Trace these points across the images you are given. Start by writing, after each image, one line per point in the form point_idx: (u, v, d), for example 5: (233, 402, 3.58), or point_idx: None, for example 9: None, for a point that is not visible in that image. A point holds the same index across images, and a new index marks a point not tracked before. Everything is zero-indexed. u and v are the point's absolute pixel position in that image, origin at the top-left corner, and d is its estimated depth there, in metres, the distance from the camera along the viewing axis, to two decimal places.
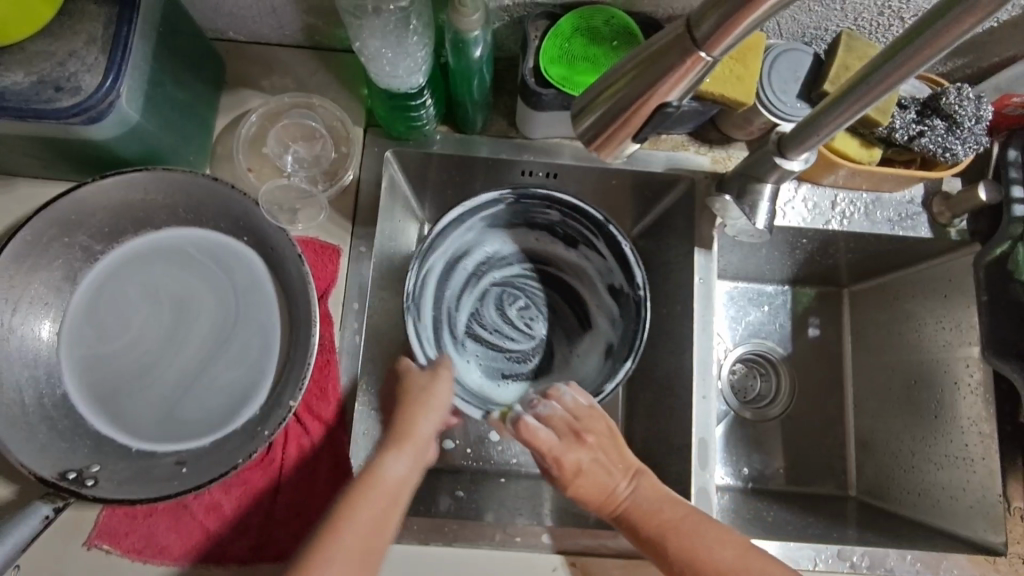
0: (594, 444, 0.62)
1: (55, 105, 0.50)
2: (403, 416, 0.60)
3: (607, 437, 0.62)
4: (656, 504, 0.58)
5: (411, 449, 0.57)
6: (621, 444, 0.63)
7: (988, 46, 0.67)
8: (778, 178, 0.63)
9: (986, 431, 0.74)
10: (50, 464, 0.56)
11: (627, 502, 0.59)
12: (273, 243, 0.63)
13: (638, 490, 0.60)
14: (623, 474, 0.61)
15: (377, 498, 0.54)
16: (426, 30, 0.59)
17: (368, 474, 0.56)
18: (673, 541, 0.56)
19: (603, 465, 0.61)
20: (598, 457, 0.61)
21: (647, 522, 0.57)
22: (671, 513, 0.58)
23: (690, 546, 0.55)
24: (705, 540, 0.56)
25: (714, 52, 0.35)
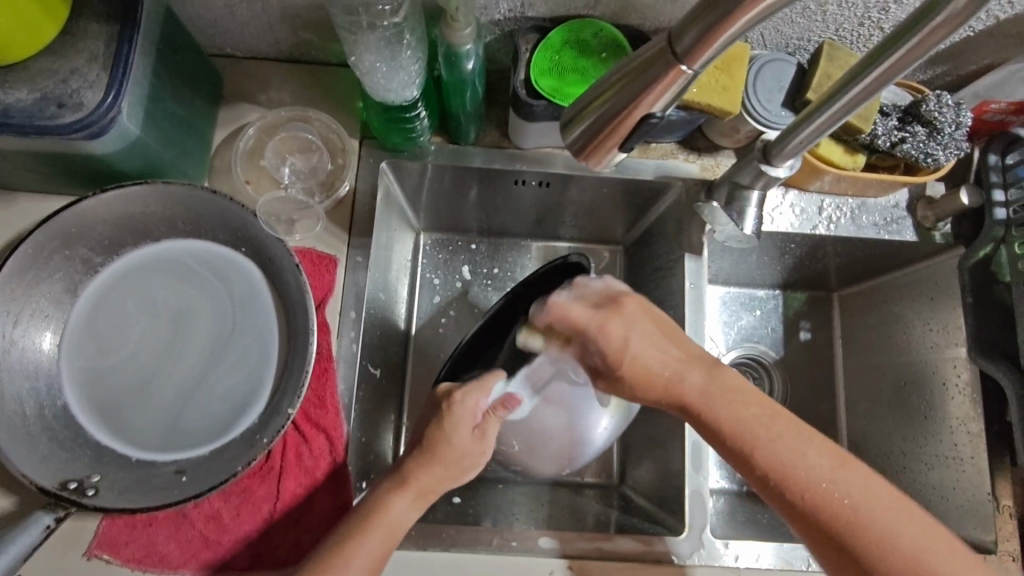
0: (637, 321, 0.59)
1: (57, 121, 0.51)
2: (432, 471, 0.59)
3: (653, 315, 0.60)
4: (730, 397, 0.55)
5: (421, 499, 0.59)
6: (673, 328, 0.60)
7: (965, 55, 0.69)
8: (765, 184, 0.64)
9: (974, 430, 0.75)
10: (51, 474, 0.57)
11: (699, 392, 0.55)
12: (272, 254, 0.64)
13: (711, 381, 0.56)
14: (691, 362, 0.57)
15: (378, 536, 0.56)
16: (419, 44, 0.61)
17: (370, 509, 0.58)
18: (751, 439, 0.53)
19: (660, 350, 0.58)
20: (643, 331, 0.58)
21: (723, 413, 0.54)
22: (752, 409, 0.54)
23: (777, 448, 0.52)
24: (793, 444, 0.52)
25: (695, 65, 0.36)
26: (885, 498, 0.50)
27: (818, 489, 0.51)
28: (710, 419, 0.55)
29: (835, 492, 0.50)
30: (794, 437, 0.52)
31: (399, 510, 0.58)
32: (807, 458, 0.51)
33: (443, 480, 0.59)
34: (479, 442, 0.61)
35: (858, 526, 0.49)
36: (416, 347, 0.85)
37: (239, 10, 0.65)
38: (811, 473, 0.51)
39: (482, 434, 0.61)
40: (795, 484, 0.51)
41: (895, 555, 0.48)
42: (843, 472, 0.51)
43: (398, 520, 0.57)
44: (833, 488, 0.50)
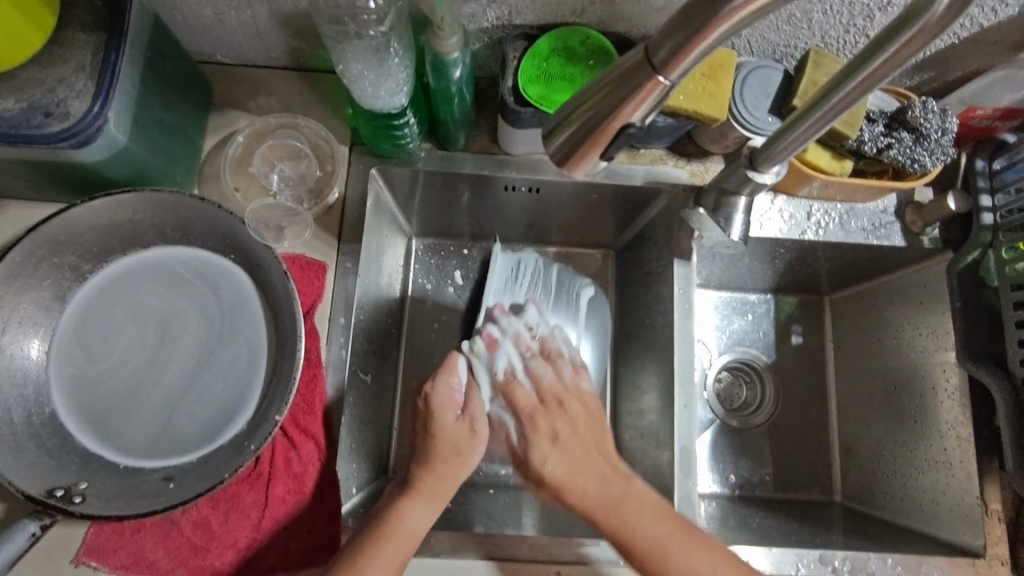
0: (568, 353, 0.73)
1: (44, 130, 0.52)
2: (435, 471, 0.63)
3: (581, 413, 0.69)
4: (636, 514, 0.62)
5: (434, 501, 0.62)
6: (598, 428, 0.68)
7: (952, 61, 0.69)
8: (752, 191, 0.64)
9: (963, 435, 0.75)
10: (38, 481, 0.57)
11: (603, 510, 0.63)
12: (260, 261, 0.64)
13: (622, 494, 0.63)
14: (602, 488, 0.64)
15: (396, 545, 0.59)
16: (407, 52, 0.61)
17: (388, 520, 0.60)
18: (653, 552, 0.60)
19: (575, 474, 0.65)
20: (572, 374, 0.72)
21: (620, 518, 0.62)
22: (647, 519, 0.62)
23: (658, 544, 0.60)
24: (691, 556, 0.60)
25: (671, 75, 0.37)
26: None
27: None
28: (612, 535, 0.62)
29: None
30: (692, 548, 0.61)
31: (414, 523, 0.60)
32: (698, 561, 0.60)
33: (449, 476, 0.63)
34: (472, 433, 0.65)
35: None
36: (408, 353, 0.86)
37: (228, 18, 0.65)
38: (701, 573, 0.60)
39: (469, 419, 0.65)
40: (672, 575, 0.60)
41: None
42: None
43: (414, 527, 0.60)
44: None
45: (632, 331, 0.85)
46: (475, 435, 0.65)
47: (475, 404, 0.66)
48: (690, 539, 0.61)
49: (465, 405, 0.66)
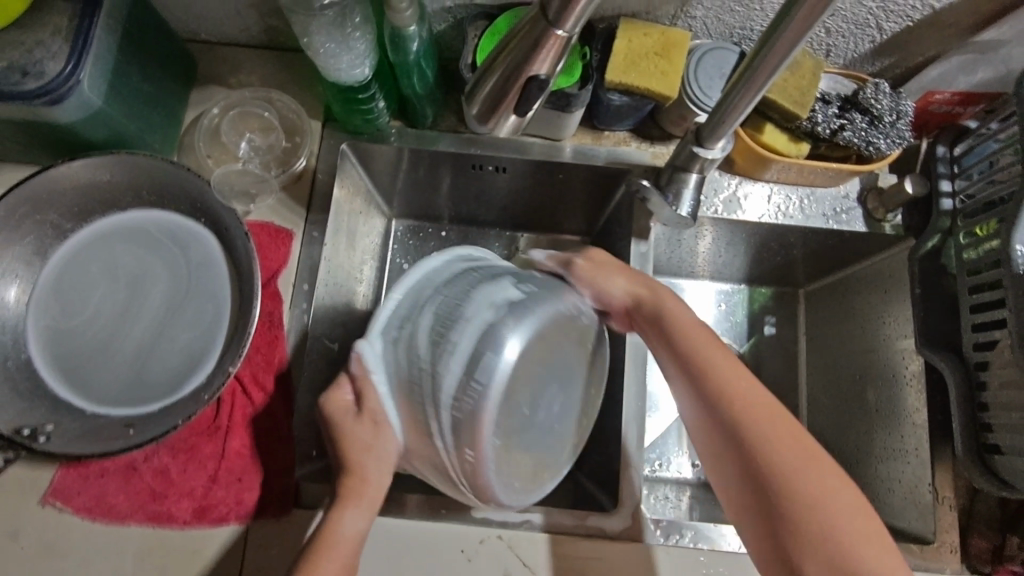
0: (677, 336, 0.62)
1: (20, 88, 0.56)
2: (360, 477, 0.60)
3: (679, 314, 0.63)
4: (755, 398, 0.57)
5: (369, 506, 0.60)
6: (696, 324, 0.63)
7: (911, 46, 0.70)
8: (701, 168, 0.66)
9: (919, 422, 0.74)
10: (7, 420, 0.61)
11: (756, 435, 0.55)
12: (226, 224, 0.68)
13: (774, 415, 0.56)
14: (745, 392, 0.57)
15: (337, 557, 0.56)
16: (366, 25, 0.64)
17: (326, 530, 0.58)
18: (779, 480, 0.54)
19: (738, 384, 0.58)
20: (677, 351, 0.61)
21: (714, 372, 0.59)
22: (729, 376, 0.58)
23: (752, 421, 0.56)
24: (763, 415, 0.56)
25: (568, 29, 0.38)
26: (834, 483, 0.53)
27: (772, 459, 0.54)
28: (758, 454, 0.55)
29: (777, 473, 0.54)
30: (824, 473, 0.54)
31: (350, 522, 0.59)
32: (828, 500, 0.53)
33: (369, 471, 0.60)
34: (372, 423, 0.60)
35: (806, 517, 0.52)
36: None
37: None
38: (816, 517, 0.52)
39: (368, 414, 0.60)
40: (754, 453, 0.55)
41: (826, 532, 0.52)
42: (803, 459, 0.54)
43: (355, 534, 0.59)
44: (826, 531, 0.52)
45: None
46: (383, 423, 0.60)
47: (369, 396, 0.60)
48: (825, 464, 0.54)
49: (360, 399, 0.61)
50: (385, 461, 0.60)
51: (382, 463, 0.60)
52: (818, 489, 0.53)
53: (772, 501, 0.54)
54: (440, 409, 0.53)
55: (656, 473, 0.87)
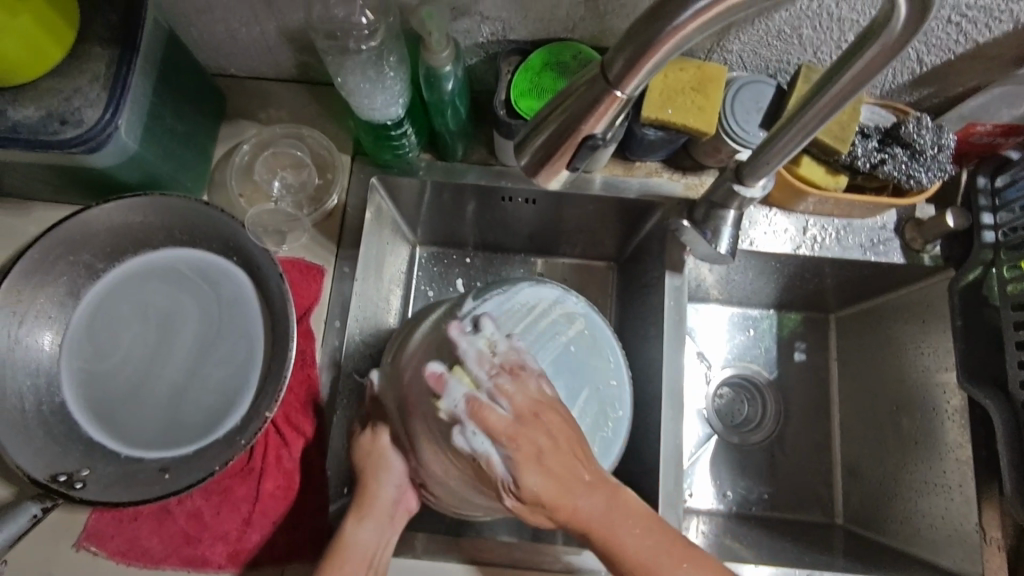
0: (547, 451, 0.49)
1: (60, 137, 0.56)
2: (365, 485, 0.64)
3: (561, 432, 0.51)
4: (584, 498, 0.50)
5: (380, 519, 0.64)
6: (575, 441, 0.51)
7: (950, 77, 0.69)
8: (739, 205, 0.65)
9: (963, 458, 0.73)
10: (44, 466, 0.60)
11: (602, 527, 0.50)
12: (259, 264, 0.68)
13: (611, 506, 0.51)
14: (594, 494, 0.50)
15: (349, 564, 0.61)
16: (401, 66, 0.63)
17: (338, 541, 0.63)
18: (647, 572, 0.51)
19: (563, 493, 0.49)
20: (550, 467, 0.49)
21: (542, 487, 0.49)
22: (595, 498, 0.50)
23: (626, 539, 0.51)
24: (627, 528, 0.51)
25: (627, 90, 0.38)
26: None
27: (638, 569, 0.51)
28: (604, 548, 0.51)
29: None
30: (682, 559, 0.51)
31: (359, 534, 0.63)
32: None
33: (370, 483, 0.65)
34: (373, 436, 0.66)
35: None
36: None
37: (240, 34, 0.69)
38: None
39: (371, 427, 0.66)
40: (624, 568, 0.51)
41: None
42: (678, 571, 0.51)
43: (367, 545, 0.63)
44: None
45: (627, 342, 0.84)
46: (385, 435, 0.65)
47: (377, 408, 0.67)
48: (698, 565, 0.52)
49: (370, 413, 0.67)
50: (389, 474, 0.65)
51: (390, 475, 0.65)
52: None
53: None
54: (439, 414, 0.58)
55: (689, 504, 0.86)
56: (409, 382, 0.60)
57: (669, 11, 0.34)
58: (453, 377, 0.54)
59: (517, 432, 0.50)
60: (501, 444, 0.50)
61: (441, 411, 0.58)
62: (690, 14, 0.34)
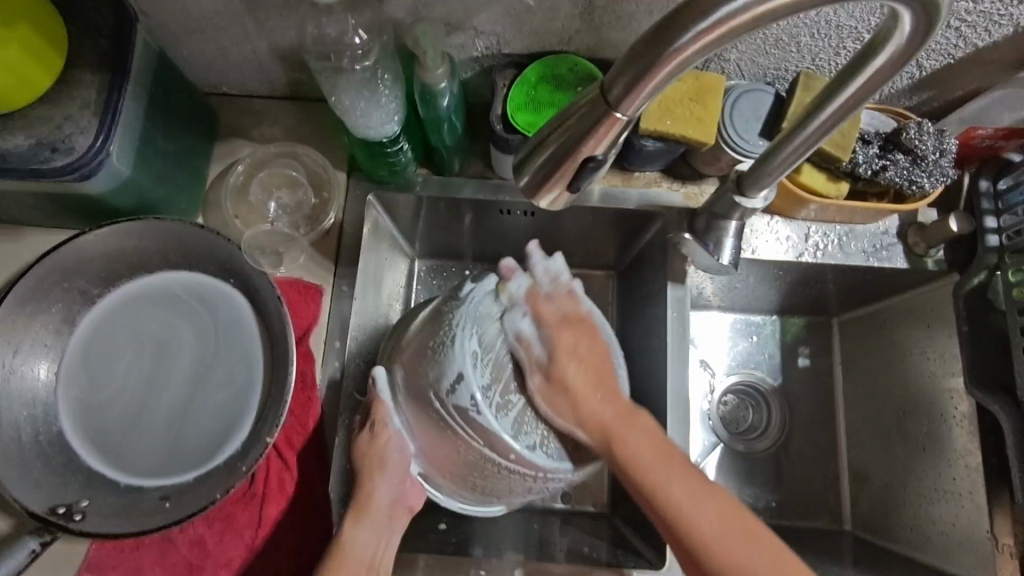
0: (580, 353, 0.61)
1: (51, 165, 0.56)
2: (363, 486, 0.64)
3: (589, 345, 0.61)
4: (607, 399, 0.59)
5: (379, 520, 0.64)
6: (602, 351, 0.62)
7: (949, 81, 0.68)
8: (741, 215, 0.64)
9: (972, 464, 0.72)
10: (42, 498, 0.60)
11: (617, 430, 0.58)
12: (256, 286, 0.67)
13: (622, 413, 0.59)
14: (613, 403, 0.59)
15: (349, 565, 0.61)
16: (396, 83, 0.63)
17: (337, 544, 0.62)
18: (650, 480, 0.57)
19: (592, 390, 0.60)
20: (584, 370, 0.60)
21: (571, 375, 0.59)
22: (608, 403, 0.59)
23: (634, 448, 0.58)
24: (637, 437, 0.58)
25: (629, 112, 0.37)
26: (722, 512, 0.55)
27: (643, 472, 0.57)
28: (620, 453, 0.58)
29: (649, 481, 0.57)
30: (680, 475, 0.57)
31: (362, 535, 0.63)
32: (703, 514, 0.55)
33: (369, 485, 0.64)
34: (372, 436, 0.65)
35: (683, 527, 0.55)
36: None
37: (232, 53, 0.68)
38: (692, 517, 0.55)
39: (370, 427, 0.65)
40: (630, 470, 0.57)
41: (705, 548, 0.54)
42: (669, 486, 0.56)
43: (369, 546, 0.63)
44: (700, 529, 0.54)
45: (630, 353, 0.83)
46: (386, 435, 0.65)
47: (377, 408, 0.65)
48: (692, 481, 0.56)
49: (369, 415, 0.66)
50: (390, 473, 0.65)
51: (388, 476, 0.65)
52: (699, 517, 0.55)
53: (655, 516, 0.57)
54: (457, 380, 0.58)
55: None
56: (424, 368, 0.61)
57: (671, 33, 0.33)
58: (520, 272, 0.62)
59: (570, 344, 0.61)
60: (547, 344, 0.60)
61: (458, 379, 0.58)
62: (692, 36, 0.33)
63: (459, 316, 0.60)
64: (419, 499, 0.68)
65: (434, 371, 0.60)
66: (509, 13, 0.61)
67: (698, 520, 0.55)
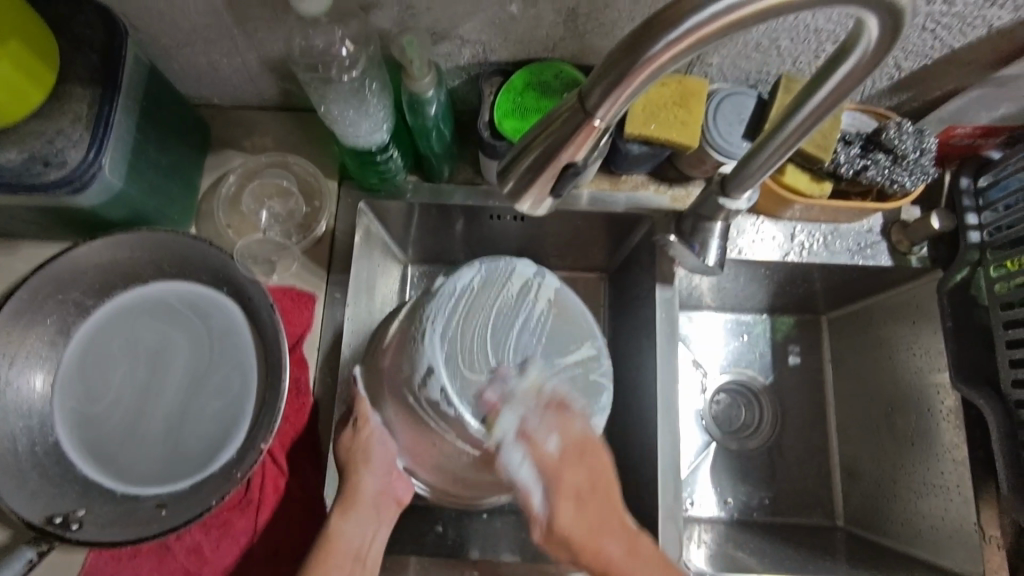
0: (585, 490, 0.58)
1: (44, 179, 0.56)
2: (349, 479, 0.64)
3: (598, 476, 0.59)
4: (608, 538, 0.57)
5: (369, 512, 0.64)
6: (612, 490, 0.59)
7: (928, 82, 0.69)
8: (726, 217, 0.65)
9: (960, 458, 0.73)
10: (39, 508, 0.60)
11: (619, 571, 0.56)
12: (249, 294, 0.68)
13: (632, 554, 0.57)
14: (619, 534, 0.57)
15: (336, 558, 0.60)
16: (384, 92, 0.64)
17: (325, 538, 0.61)
18: None
19: (595, 534, 0.57)
20: (585, 512, 0.57)
21: (573, 525, 0.57)
22: (620, 547, 0.57)
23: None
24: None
25: (607, 118, 0.38)
26: None
27: None
28: None
29: None
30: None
31: (350, 527, 0.62)
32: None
33: (354, 478, 0.64)
34: (355, 431, 0.66)
35: None
36: None
37: (222, 65, 0.69)
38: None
39: (352, 421, 0.66)
40: None
41: None
42: None
43: (355, 538, 0.62)
44: None
45: (622, 354, 0.84)
46: (367, 430, 0.66)
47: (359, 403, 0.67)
48: None
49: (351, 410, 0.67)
50: (375, 466, 0.65)
51: (373, 469, 0.65)
52: None
53: None
54: (428, 373, 0.62)
55: (690, 513, 0.85)
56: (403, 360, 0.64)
57: (644, 42, 0.34)
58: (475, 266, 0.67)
59: (579, 471, 0.59)
60: (547, 482, 0.58)
61: (429, 371, 0.62)
62: (664, 44, 0.34)
63: (432, 311, 0.65)
64: (407, 493, 0.68)
65: (409, 364, 0.64)
66: (493, 22, 0.62)
67: None
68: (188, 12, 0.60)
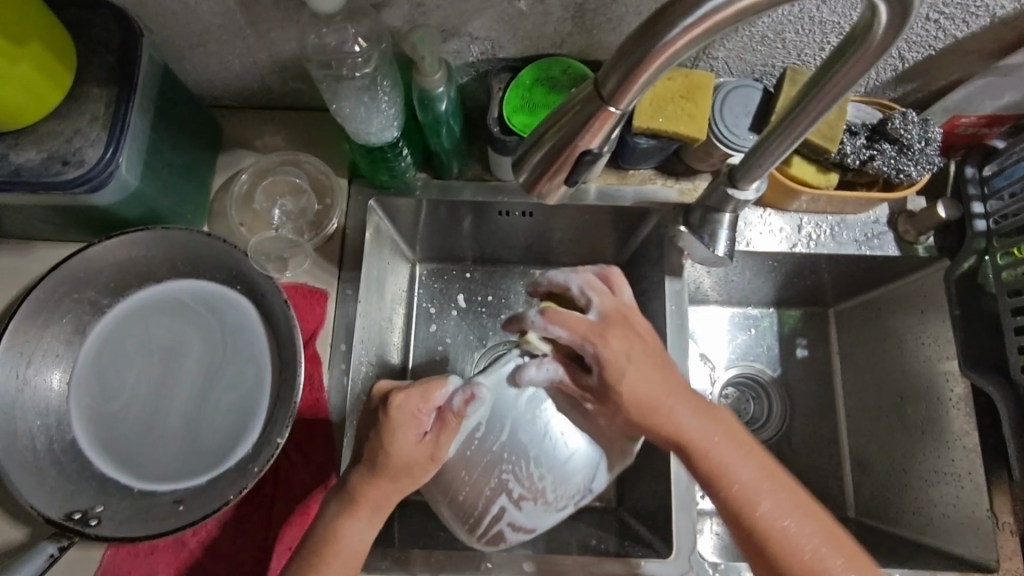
0: (636, 352, 0.59)
1: (62, 177, 0.57)
2: (381, 486, 0.57)
3: (652, 350, 0.60)
4: (691, 410, 0.58)
5: (376, 517, 0.58)
6: (664, 359, 0.60)
7: (931, 72, 0.70)
8: (734, 207, 0.66)
9: (970, 445, 0.74)
10: (59, 505, 0.61)
11: (702, 443, 0.56)
12: (263, 291, 0.68)
13: (713, 424, 0.57)
14: (697, 411, 0.58)
15: (339, 565, 0.56)
16: (395, 89, 0.64)
17: (327, 534, 0.57)
18: (744, 499, 0.54)
19: (665, 394, 0.58)
20: (646, 376, 0.58)
21: (637, 389, 0.58)
22: (699, 419, 0.57)
23: (731, 458, 0.56)
24: (738, 457, 0.56)
25: (622, 106, 0.39)
26: (845, 554, 0.53)
27: (742, 486, 0.55)
28: (707, 463, 0.56)
29: (749, 495, 0.54)
30: (783, 495, 0.54)
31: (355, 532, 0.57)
32: (800, 526, 0.53)
33: (393, 493, 0.58)
34: (432, 460, 0.57)
35: (778, 545, 0.53)
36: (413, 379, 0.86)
37: (234, 66, 0.70)
38: (800, 545, 0.53)
39: (432, 445, 0.57)
40: (720, 485, 0.55)
41: (806, 567, 0.52)
42: (769, 487, 0.55)
43: (357, 540, 0.57)
44: (817, 555, 0.53)
45: None
46: (432, 464, 0.58)
47: (449, 435, 0.57)
48: (795, 492, 0.55)
49: (439, 428, 0.57)
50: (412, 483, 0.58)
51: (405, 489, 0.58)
52: (803, 534, 0.53)
53: (747, 537, 0.54)
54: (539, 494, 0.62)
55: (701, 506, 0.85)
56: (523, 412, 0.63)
57: (661, 29, 0.35)
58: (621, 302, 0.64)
59: (638, 349, 0.59)
60: (593, 344, 0.60)
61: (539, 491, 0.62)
62: (679, 31, 0.35)
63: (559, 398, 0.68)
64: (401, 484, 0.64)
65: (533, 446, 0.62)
66: (501, 18, 0.63)
67: (806, 540, 0.53)
68: (201, 12, 0.61)
